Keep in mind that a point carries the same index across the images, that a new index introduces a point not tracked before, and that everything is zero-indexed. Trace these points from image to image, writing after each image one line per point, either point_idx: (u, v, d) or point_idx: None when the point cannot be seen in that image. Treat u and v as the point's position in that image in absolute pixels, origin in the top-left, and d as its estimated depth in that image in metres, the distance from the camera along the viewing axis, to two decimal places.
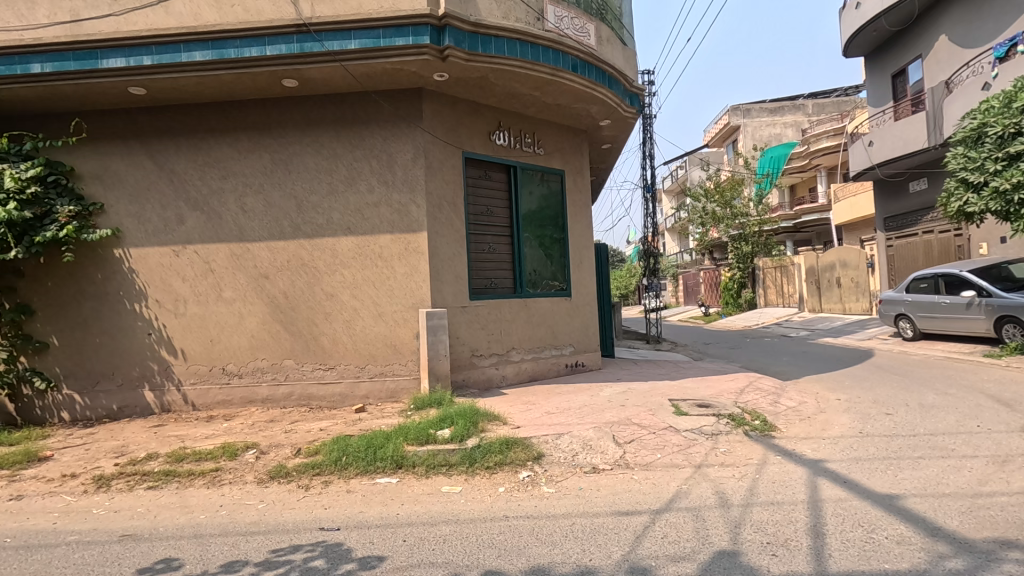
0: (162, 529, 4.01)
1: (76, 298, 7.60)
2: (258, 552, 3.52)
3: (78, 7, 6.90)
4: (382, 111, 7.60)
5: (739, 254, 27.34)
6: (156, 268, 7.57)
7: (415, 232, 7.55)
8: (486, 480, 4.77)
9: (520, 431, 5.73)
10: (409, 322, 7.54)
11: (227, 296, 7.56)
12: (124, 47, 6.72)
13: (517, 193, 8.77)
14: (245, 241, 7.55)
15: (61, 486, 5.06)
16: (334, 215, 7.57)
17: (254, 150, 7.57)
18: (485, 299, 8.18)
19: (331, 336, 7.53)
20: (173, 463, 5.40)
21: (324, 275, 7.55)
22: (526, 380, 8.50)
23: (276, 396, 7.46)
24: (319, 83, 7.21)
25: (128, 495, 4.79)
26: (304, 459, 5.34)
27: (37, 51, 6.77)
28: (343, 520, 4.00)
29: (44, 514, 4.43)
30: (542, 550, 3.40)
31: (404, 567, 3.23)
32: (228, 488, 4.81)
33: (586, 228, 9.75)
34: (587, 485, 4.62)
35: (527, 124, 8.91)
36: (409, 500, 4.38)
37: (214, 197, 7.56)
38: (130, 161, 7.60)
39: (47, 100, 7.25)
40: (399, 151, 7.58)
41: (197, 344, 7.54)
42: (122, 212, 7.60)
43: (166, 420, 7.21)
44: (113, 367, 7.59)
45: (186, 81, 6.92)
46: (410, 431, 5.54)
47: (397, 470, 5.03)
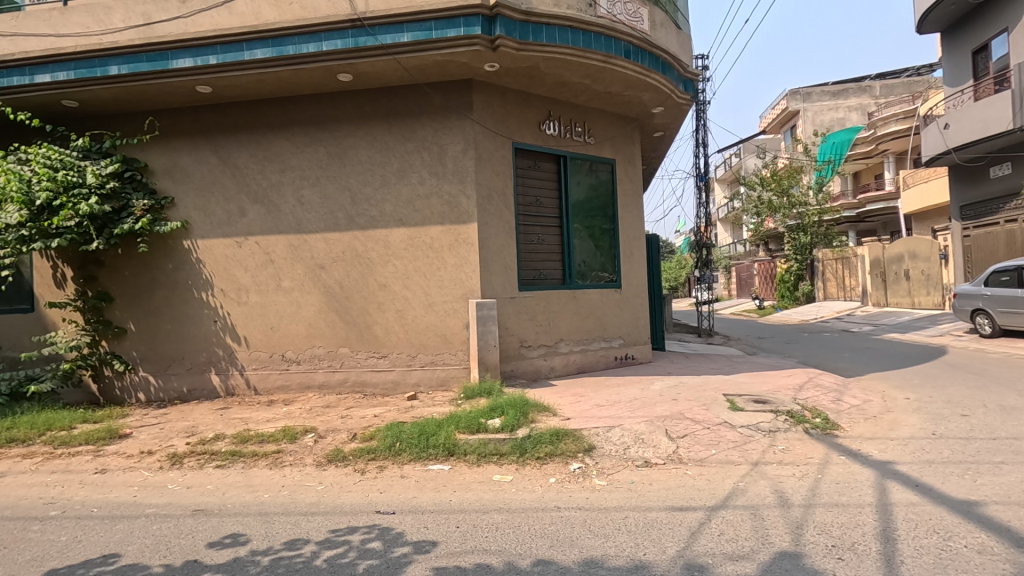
0: (230, 506, 4.23)
1: (149, 286, 8.09)
2: (318, 532, 3.66)
3: (150, 11, 7.28)
4: (432, 103, 7.67)
5: (796, 245, 26.21)
6: (221, 258, 7.95)
7: (466, 223, 7.61)
8: (537, 470, 4.79)
9: (570, 422, 5.71)
10: (459, 312, 7.62)
11: (286, 286, 7.85)
12: (191, 47, 7.05)
13: (567, 183, 8.69)
14: (303, 233, 7.81)
15: (139, 462, 5.42)
16: (387, 207, 7.72)
17: (311, 144, 7.80)
18: (534, 290, 8.17)
19: (384, 325, 7.70)
20: (239, 444, 5.68)
21: (377, 266, 7.72)
22: (574, 372, 8.46)
23: (332, 382, 7.72)
24: (373, 76, 7.34)
25: (199, 473, 5.09)
26: (359, 444, 5.51)
27: (113, 53, 7.18)
28: (398, 504, 4.10)
29: (125, 487, 4.77)
30: (594, 542, 3.38)
31: (457, 553, 3.28)
32: (289, 469, 5.03)
33: (637, 218, 9.57)
34: (640, 478, 4.56)
35: (577, 113, 8.80)
36: (461, 487, 4.45)
37: (273, 190, 7.85)
38: (197, 156, 7.98)
39: (123, 100, 7.71)
40: (450, 143, 7.64)
41: (259, 331, 7.88)
42: (190, 205, 8.01)
43: (230, 403, 7.59)
44: (182, 352, 8.05)
45: (248, 79, 7.19)
46: (461, 419, 5.63)
47: (449, 457, 5.12)
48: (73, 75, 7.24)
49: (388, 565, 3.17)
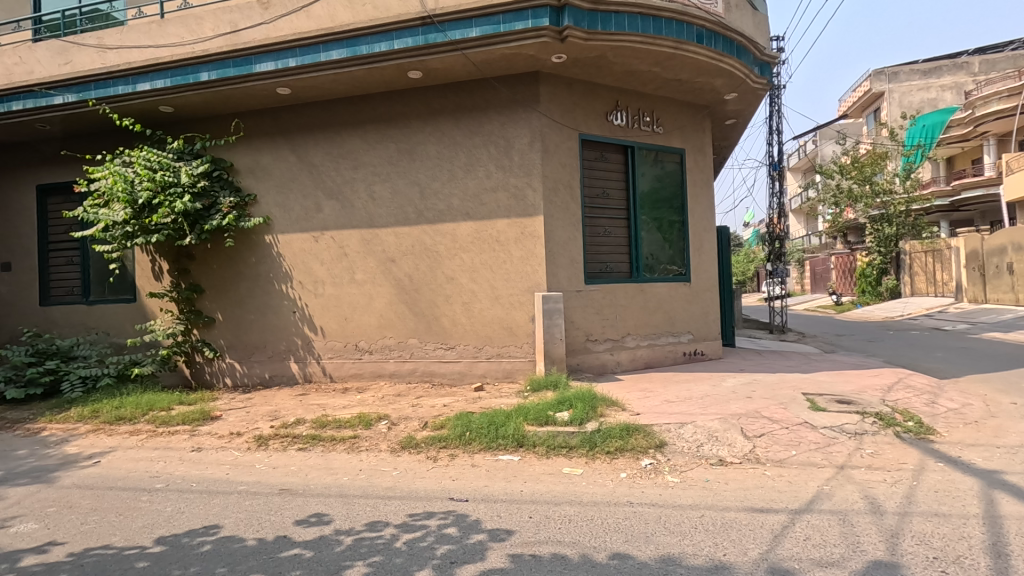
0: (313, 486, 4.47)
1: (235, 278, 8.63)
2: (396, 515, 3.79)
3: (236, 19, 7.71)
4: (499, 96, 7.70)
5: (880, 236, 24.49)
6: (299, 252, 8.36)
7: (532, 216, 7.61)
8: (607, 464, 4.74)
9: (640, 418, 5.62)
10: (525, 305, 7.64)
11: (358, 279, 8.16)
12: (272, 52, 7.42)
13: (635, 173, 8.51)
14: (374, 227, 8.08)
15: (230, 442, 5.82)
16: (454, 201, 7.85)
17: (382, 140, 8.05)
18: (600, 283, 8.07)
19: (452, 317, 7.85)
20: (318, 429, 5.98)
21: (445, 259, 7.87)
22: (641, 367, 8.30)
23: (402, 371, 7.95)
24: (442, 72, 7.46)
25: (283, 454, 5.41)
26: (431, 432, 5.65)
27: (203, 60, 7.68)
28: (470, 492, 4.18)
29: (218, 465, 5.14)
30: (670, 540, 3.31)
31: (532, 543, 3.30)
32: (366, 454, 5.25)
33: (708, 209, 9.24)
34: (714, 477, 4.42)
35: (646, 103, 8.58)
36: (531, 478, 4.47)
37: (347, 186, 8.17)
38: (277, 155, 8.42)
39: (212, 104, 8.24)
40: (516, 136, 7.66)
41: (334, 321, 8.24)
42: (271, 202, 8.46)
43: (308, 389, 7.99)
44: (264, 341, 8.55)
45: (325, 79, 7.49)
46: (530, 411, 5.66)
47: (518, 448, 5.16)
48: (169, 83, 7.81)
49: (465, 551, 3.23)
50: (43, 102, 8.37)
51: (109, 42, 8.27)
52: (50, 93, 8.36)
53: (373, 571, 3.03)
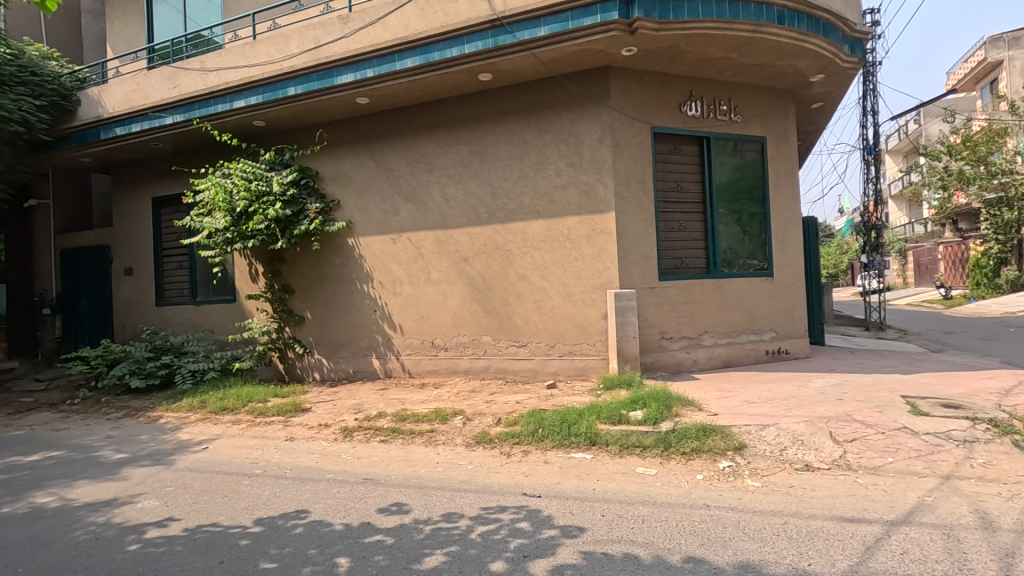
0: (394, 477, 4.70)
1: (321, 279, 9.20)
2: (472, 508, 3.91)
3: (319, 35, 8.19)
4: (568, 93, 7.68)
5: (998, 223, 22.00)
6: (379, 253, 8.77)
7: (603, 212, 7.54)
8: (682, 465, 4.63)
9: (719, 418, 5.44)
10: (597, 303, 7.59)
11: (434, 278, 8.43)
12: (352, 64, 7.82)
13: (711, 165, 8.19)
14: (448, 228, 8.33)
15: (319, 433, 6.24)
16: (525, 200, 7.92)
17: (454, 143, 8.27)
18: (675, 280, 7.86)
19: (524, 315, 7.93)
20: (398, 422, 6.27)
21: (517, 257, 7.97)
22: (720, 366, 8.00)
23: (476, 368, 8.14)
24: (511, 73, 7.55)
25: (367, 445, 5.72)
26: (504, 428, 5.76)
27: (291, 76, 8.24)
28: (543, 488, 4.23)
29: (309, 454, 5.53)
30: (750, 546, 3.20)
31: (605, 541, 3.30)
32: (442, 448, 5.44)
33: (792, 200, 8.72)
34: (799, 483, 4.20)
35: (722, 91, 8.24)
36: (604, 476, 4.45)
37: (422, 188, 8.47)
38: (357, 162, 8.87)
39: (299, 116, 8.82)
40: (586, 132, 7.61)
41: (411, 320, 8.58)
42: (352, 206, 8.93)
43: (389, 384, 8.38)
44: (348, 338, 9.05)
45: (400, 87, 7.80)
46: (602, 409, 5.63)
47: (590, 446, 5.15)
48: (261, 99, 8.45)
49: (538, 545, 3.29)
50: (156, 124, 9.34)
51: (210, 65, 9.04)
52: (162, 115, 9.30)
53: (450, 560, 3.15)
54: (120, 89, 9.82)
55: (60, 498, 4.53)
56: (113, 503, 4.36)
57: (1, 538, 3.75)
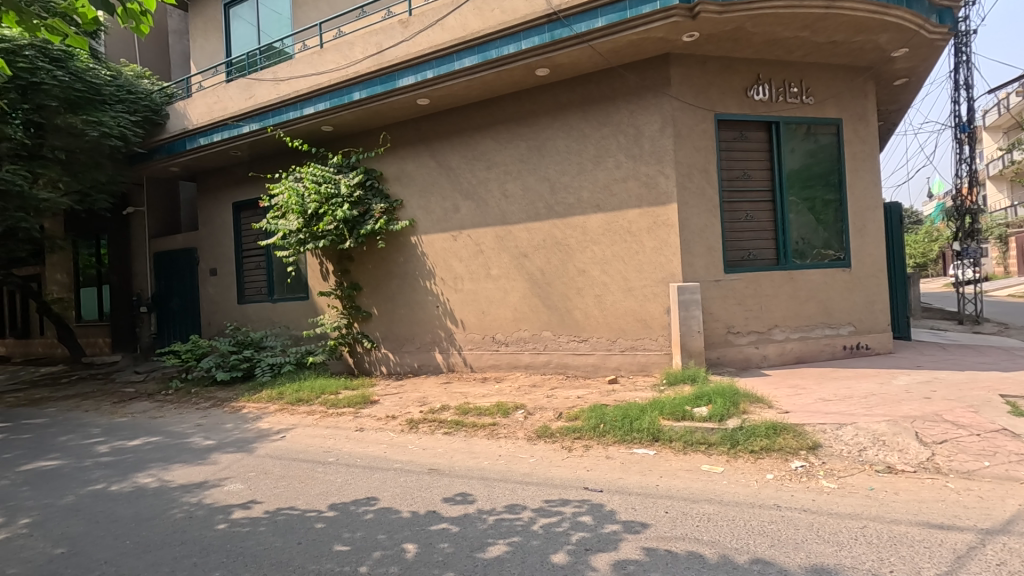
0: (457, 468, 4.82)
1: (387, 276, 9.53)
2: (534, 500, 3.96)
3: (381, 41, 8.47)
4: (627, 84, 7.54)
5: None
6: (441, 251, 8.98)
7: (665, 204, 7.37)
8: (751, 464, 4.47)
9: (790, 416, 5.21)
10: (659, 297, 7.43)
11: (494, 274, 8.54)
12: (413, 66, 8.03)
13: (781, 151, 7.80)
14: (507, 224, 8.41)
15: (387, 424, 6.50)
16: (584, 194, 7.87)
17: (513, 140, 8.32)
18: (742, 272, 7.56)
19: (585, 310, 7.89)
20: (461, 415, 6.42)
21: (577, 252, 7.93)
22: (792, 362, 7.63)
23: (537, 363, 8.18)
24: (569, 66, 7.50)
25: (431, 437, 5.90)
26: (565, 423, 5.78)
27: (355, 82, 8.57)
28: (605, 483, 4.21)
29: (377, 444, 5.77)
30: (824, 549, 3.06)
31: (668, 538, 3.26)
32: (504, 441, 5.53)
33: (872, 185, 8.16)
34: (881, 486, 3.96)
35: (792, 72, 7.83)
36: (667, 473, 4.37)
37: (482, 185, 8.59)
38: (419, 162, 9.11)
39: (364, 120, 9.16)
40: (647, 123, 7.45)
41: (472, 315, 8.73)
42: (415, 205, 9.19)
43: (452, 378, 8.58)
44: (413, 333, 9.33)
45: (459, 86, 7.94)
46: (665, 405, 5.53)
47: (653, 442, 5.07)
48: (329, 105, 8.84)
49: (600, 539, 3.29)
50: (235, 133, 9.98)
51: (282, 75, 9.55)
52: (240, 124, 9.92)
53: (512, 550, 3.21)
54: (203, 102, 10.57)
55: (159, 479, 4.98)
56: (204, 485, 4.75)
57: (111, 513, 4.18)
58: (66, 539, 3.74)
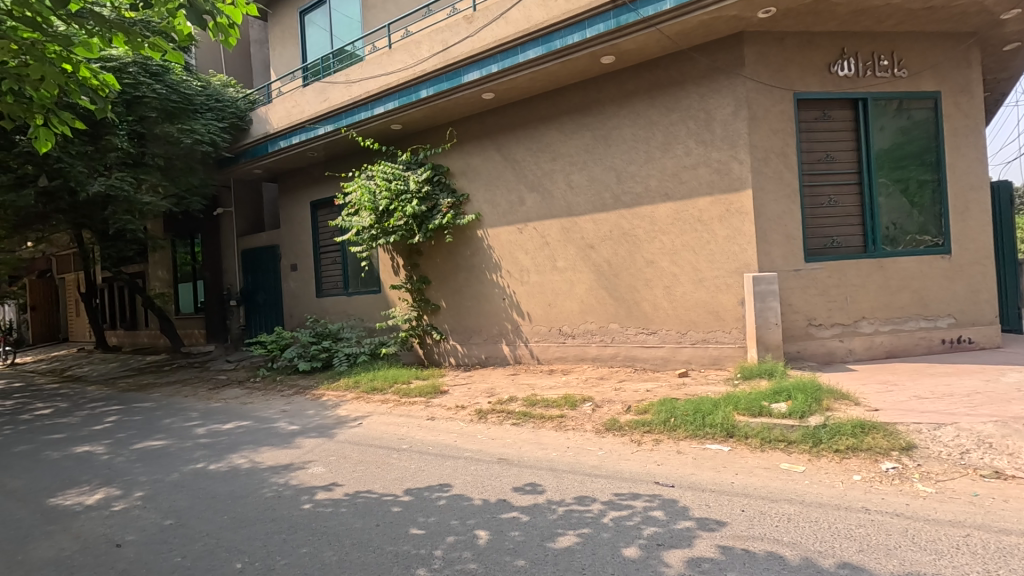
0: (527, 458, 4.87)
1: (455, 269, 9.73)
2: (604, 493, 3.94)
3: (447, 38, 8.61)
4: (697, 67, 7.26)
5: None
6: (507, 243, 9.06)
7: (739, 190, 7.06)
8: (836, 464, 4.22)
9: (879, 414, 4.88)
10: (733, 288, 7.15)
11: (560, 266, 8.52)
12: (477, 61, 8.11)
13: (869, 129, 7.25)
14: (573, 215, 8.35)
15: (456, 414, 6.67)
16: (651, 182, 7.67)
17: (578, 130, 8.23)
18: (825, 260, 7.12)
19: (653, 302, 7.71)
20: (529, 406, 6.47)
21: (644, 243, 7.75)
22: (881, 357, 7.11)
23: (604, 355, 8.10)
24: (636, 52, 7.31)
25: (500, 427, 6.00)
26: (634, 416, 5.69)
27: (422, 80, 8.77)
28: (677, 478, 4.12)
29: (448, 432, 5.94)
30: (921, 557, 2.85)
31: (745, 537, 3.15)
32: (572, 433, 5.52)
33: (976, 163, 7.42)
34: (987, 492, 3.63)
35: (882, 44, 7.25)
36: (743, 470, 4.21)
37: (547, 177, 8.57)
38: (485, 156, 9.21)
39: (431, 117, 9.37)
40: (719, 106, 7.15)
41: (539, 307, 8.75)
42: (481, 199, 9.31)
43: (519, 370, 8.66)
44: (480, 325, 9.48)
45: (524, 78, 7.94)
46: (740, 400, 5.33)
47: (728, 438, 4.89)
48: (398, 104, 9.10)
49: (673, 535, 3.23)
50: (312, 135, 10.49)
51: (354, 77, 9.93)
52: (316, 126, 10.43)
53: (583, 542, 3.21)
54: (283, 107, 11.18)
55: (250, 460, 5.38)
56: (291, 467, 5.08)
57: (210, 490, 4.57)
58: (174, 511, 4.12)
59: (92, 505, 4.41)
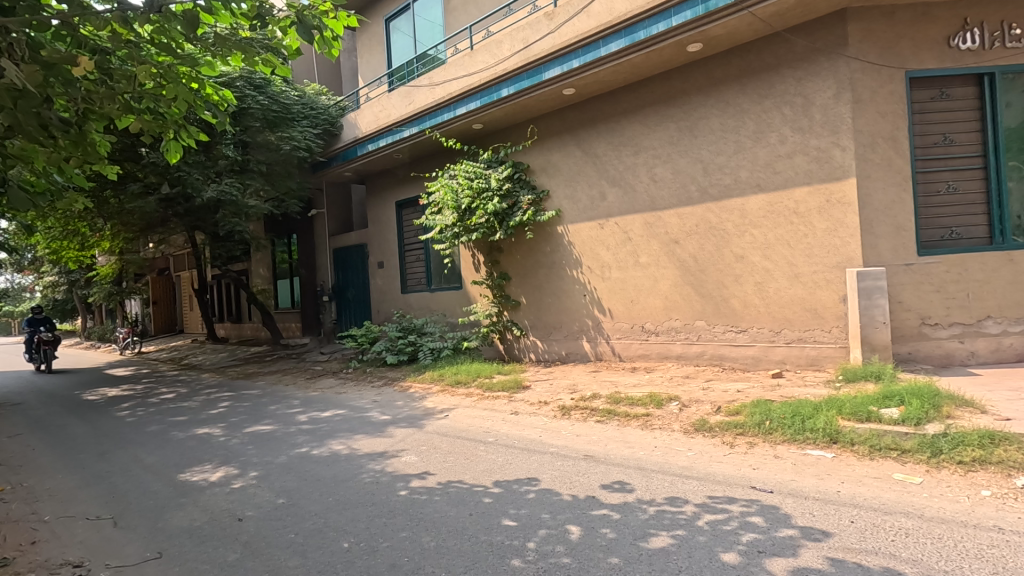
0: (613, 456, 4.83)
1: (535, 266, 9.80)
2: (697, 495, 3.84)
3: (528, 35, 8.67)
4: (794, 49, 6.84)
5: None
6: (587, 239, 9.00)
7: (841, 179, 6.60)
8: (960, 477, 3.85)
9: (1010, 423, 4.40)
10: (834, 284, 6.70)
11: (643, 262, 8.34)
12: (559, 57, 8.10)
13: (996, 107, 6.52)
14: (657, 210, 8.14)
15: (540, 409, 6.73)
16: (742, 174, 7.32)
17: (662, 122, 8.00)
18: (941, 254, 6.50)
19: (743, 298, 7.37)
20: (613, 404, 6.41)
21: (734, 237, 7.42)
22: (1010, 361, 6.40)
23: (690, 354, 7.85)
24: (725, 38, 7.01)
25: (584, 424, 5.99)
26: (725, 417, 5.49)
27: (503, 79, 8.89)
28: (776, 484, 3.94)
29: (532, 427, 6.01)
30: None
31: (857, 550, 2.96)
32: (659, 432, 5.42)
33: None
34: None
35: (1013, 11, 6.49)
36: (850, 479, 3.95)
37: (629, 171, 8.42)
38: (565, 152, 9.18)
39: (512, 115, 9.48)
40: (818, 90, 6.71)
41: (621, 304, 8.63)
42: (561, 195, 9.30)
43: (600, 367, 8.59)
44: (561, 321, 9.49)
45: (606, 72, 7.84)
46: (844, 404, 5.01)
47: (831, 444, 4.60)
48: (479, 103, 9.28)
49: (775, 543, 3.09)
50: (397, 137, 10.94)
51: (437, 80, 10.24)
52: (401, 128, 10.87)
53: (677, 543, 3.16)
54: (371, 112, 11.73)
55: (348, 447, 5.72)
56: (385, 455, 5.36)
57: (316, 473, 4.92)
58: (285, 491, 4.48)
59: (215, 481, 4.89)
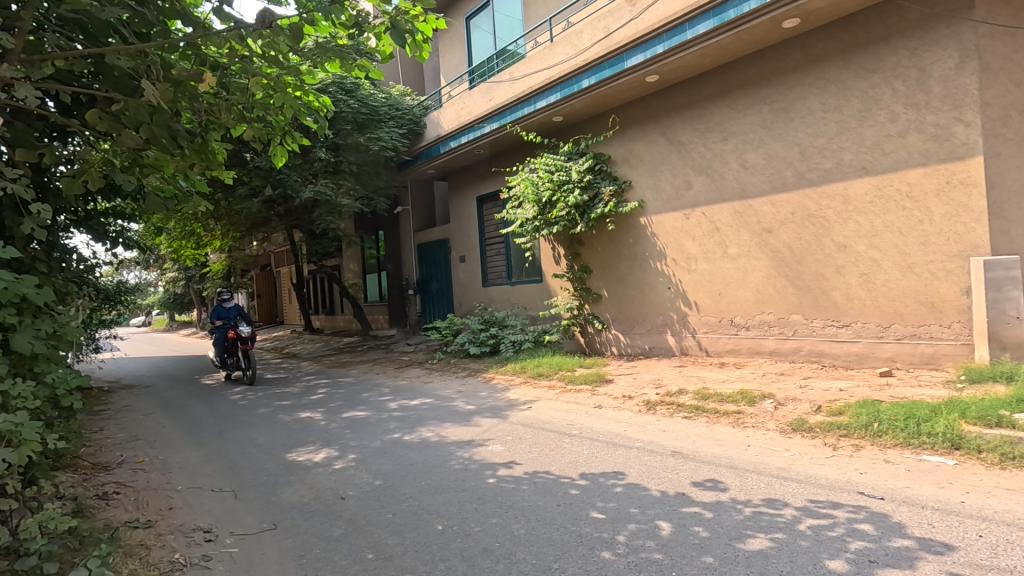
0: (703, 453, 4.69)
1: (617, 258, 9.65)
2: (796, 498, 3.64)
3: (610, 24, 8.52)
4: (907, 17, 6.23)
5: None
6: (672, 231, 8.73)
7: (964, 158, 5.95)
8: None
9: None
10: (954, 275, 6.08)
11: (732, 253, 7.97)
12: (642, 43, 7.88)
13: None
14: (748, 198, 7.73)
15: (624, 403, 6.64)
16: (845, 156, 6.78)
17: (754, 105, 7.58)
18: None
19: (845, 291, 6.86)
20: (701, 400, 6.20)
21: (835, 225, 6.91)
22: None
23: (784, 349, 7.43)
24: (826, 11, 6.52)
25: (671, 419, 5.85)
26: (826, 417, 5.15)
27: (585, 69, 8.78)
28: (886, 490, 3.66)
29: (617, 421, 5.96)
30: None
31: (986, 567, 2.69)
32: (752, 430, 5.18)
33: None
34: None
35: None
36: (976, 489, 3.59)
37: (717, 158, 8.05)
38: (648, 140, 8.94)
39: (593, 105, 9.35)
40: (936, 60, 6.09)
41: (708, 297, 8.30)
42: (645, 185, 9.07)
43: (686, 362, 8.33)
44: (644, 315, 9.29)
45: (692, 55, 7.54)
46: (968, 407, 4.55)
47: (952, 449, 4.20)
48: (560, 95, 9.23)
49: (889, 554, 2.87)
50: (479, 133, 11.12)
51: (517, 74, 10.30)
52: (483, 124, 11.03)
53: (777, 547, 3.02)
54: (453, 109, 12.01)
55: (437, 434, 5.96)
56: (473, 443, 5.52)
57: (408, 457, 5.17)
58: (381, 474, 4.75)
59: (319, 461, 5.27)
